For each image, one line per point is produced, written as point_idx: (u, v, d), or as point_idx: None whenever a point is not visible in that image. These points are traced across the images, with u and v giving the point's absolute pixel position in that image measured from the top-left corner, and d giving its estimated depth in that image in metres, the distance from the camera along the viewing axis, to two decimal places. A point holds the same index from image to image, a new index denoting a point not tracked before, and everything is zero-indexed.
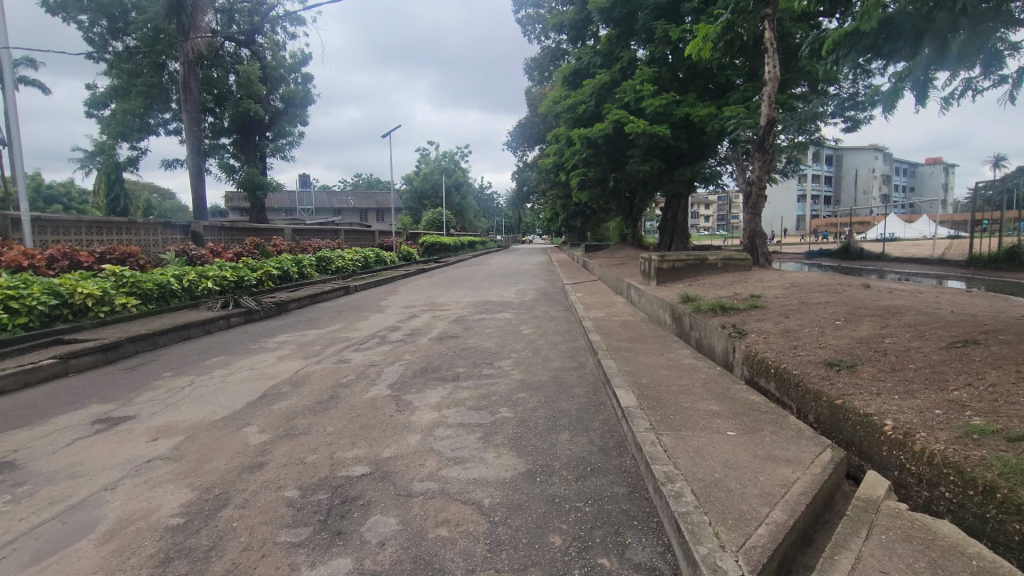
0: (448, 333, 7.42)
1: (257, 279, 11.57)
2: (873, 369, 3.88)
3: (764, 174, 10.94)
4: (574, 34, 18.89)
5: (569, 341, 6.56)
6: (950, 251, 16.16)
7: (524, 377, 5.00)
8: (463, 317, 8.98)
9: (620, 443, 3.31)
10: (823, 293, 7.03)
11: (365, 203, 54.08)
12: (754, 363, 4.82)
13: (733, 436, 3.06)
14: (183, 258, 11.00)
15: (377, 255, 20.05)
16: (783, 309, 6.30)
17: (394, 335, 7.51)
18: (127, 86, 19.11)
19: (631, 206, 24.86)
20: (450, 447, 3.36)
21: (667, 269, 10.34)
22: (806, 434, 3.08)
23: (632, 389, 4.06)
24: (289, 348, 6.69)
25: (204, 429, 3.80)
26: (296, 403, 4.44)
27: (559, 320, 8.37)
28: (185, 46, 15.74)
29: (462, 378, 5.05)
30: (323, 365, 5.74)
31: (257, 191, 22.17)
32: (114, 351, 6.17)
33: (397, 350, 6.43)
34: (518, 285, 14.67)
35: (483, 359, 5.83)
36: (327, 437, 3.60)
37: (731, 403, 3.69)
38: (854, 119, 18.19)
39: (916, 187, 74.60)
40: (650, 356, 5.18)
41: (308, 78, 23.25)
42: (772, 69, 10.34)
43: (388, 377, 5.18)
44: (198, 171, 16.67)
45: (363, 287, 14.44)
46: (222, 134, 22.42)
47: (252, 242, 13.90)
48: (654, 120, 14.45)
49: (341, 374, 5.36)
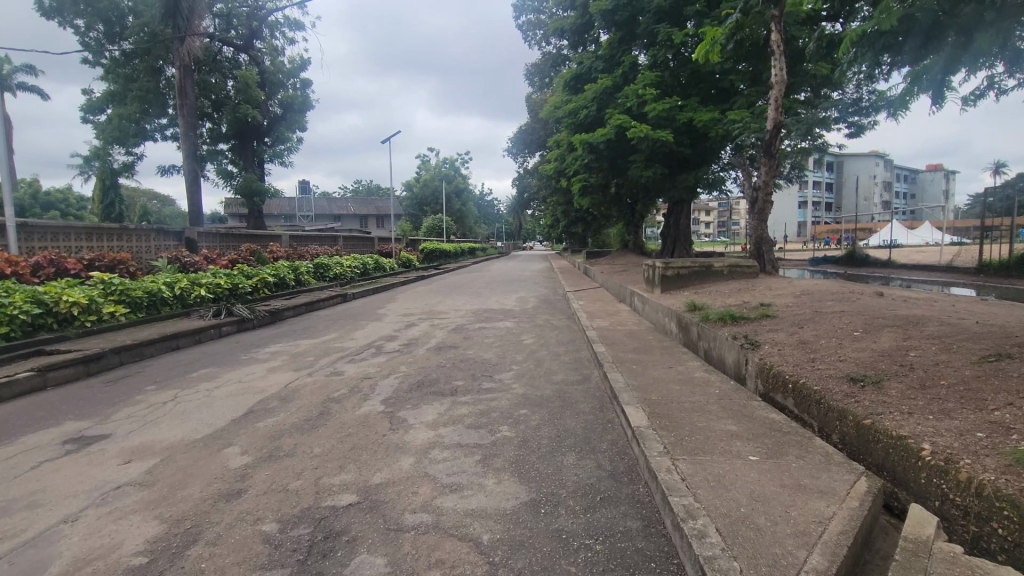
0: (447, 344, 7.15)
1: (252, 286, 11.32)
2: (902, 386, 3.61)
3: (771, 180, 10.72)
4: (575, 38, 18.70)
5: (572, 352, 6.29)
6: (958, 257, 15.86)
7: (526, 392, 4.73)
8: (463, 326, 8.71)
9: (631, 468, 3.04)
10: (836, 302, 6.76)
11: (364, 209, 53.90)
12: (770, 377, 4.56)
13: (755, 462, 2.79)
14: (176, 265, 10.76)
15: (375, 261, 19.79)
16: (796, 319, 6.03)
17: (390, 345, 7.24)
18: (124, 90, 18.98)
19: (633, 212, 24.64)
20: (446, 472, 3.08)
21: (671, 276, 10.11)
22: (836, 460, 2.81)
23: (642, 407, 3.79)
24: (281, 360, 6.42)
25: (180, 451, 3.53)
26: (283, 420, 4.16)
27: (562, 329, 8.11)
28: (181, 50, 15.55)
29: (460, 393, 4.77)
30: (315, 378, 5.47)
31: (255, 197, 21.95)
32: (97, 362, 5.91)
33: (394, 361, 6.16)
34: (518, 293, 14.41)
35: (483, 372, 5.56)
36: (313, 460, 3.32)
37: (749, 422, 3.42)
38: (858, 124, 17.97)
39: (918, 194, 74.38)
40: (659, 369, 4.92)
41: (306, 83, 23.08)
42: (778, 71, 10.13)
43: (382, 392, 4.91)
44: (195, 177, 16.45)
45: (361, 294, 14.18)
46: (220, 140, 22.20)
47: (248, 248, 13.67)
48: (655, 124, 14.26)
49: (333, 388, 5.08)
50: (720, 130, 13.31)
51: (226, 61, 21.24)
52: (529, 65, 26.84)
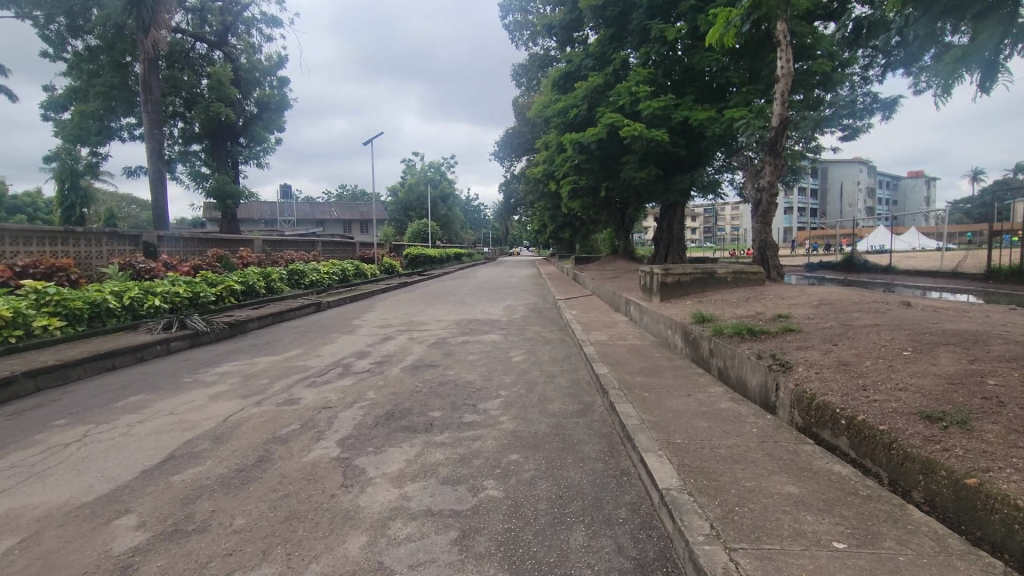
0: (425, 362, 6.25)
1: (215, 295, 10.39)
2: (999, 428, 2.83)
3: (775, 180, 10.06)
4: (565, 35, 17.86)
5: (569, 373, 5.46)
6: (963, 263, 15.22)
7: (517, 428, 3.87)
8: (445, 339, 7.82)
9: (665, 557, 2.22)
10: (865, 313, 6.01)
11: (347, 214, 52.86)
12: (813, 410, 3.78)
13: (846, 555, 1.97)
14: (128, 272, 9.78)
15: (355, 267, 18.85)
16: (825, 333, 5.26)
17: (360, 364, 6.33)
18: (87, 87, 17.88)
19: (623, 216, 23.93)
20: (408, 562, 2.23)
21: (671, 284, 9.31)
22: (956, 549, 2.00)
23: (667, 454, 2.97)
24: (230, 383, 5.50)
25: (53, 525, 2.62)
26: (207, 472, 3.27)
27: (556, 344, 7.27)
28: (144, 43, 14.48)
29: (436, 430, 3.89)
30: (263, 409, 4.56)
31: (228, 201, 20.84)
32: (4, 390, 4.94)
33: (361, 386, 5.27)
34: (505, 301, 13.56)
35: (465, 400, 4.67)
36: (230, 541, 2.44)
37: (812, 481, 2.61)
38: (852, 127, 17.48)
39: (900, 200, 75.03)
40: (675, 397, 4.10)
41: (284, 81, 22.07)
42: (785, 63, 9.46)
43: (340, 428, 4.00)
44: (161, 178, 15.36)
45: (337, 304, 13.25)
46: (192, 140, 21.09)
47: (215, 254, 12.67)
48: (650, 123, 13.55)
49: (281, 423, 4.17)
50: (719, 129, 12.60)
51: (198, 57, 20.13)
52: (516, 65, 26.02)
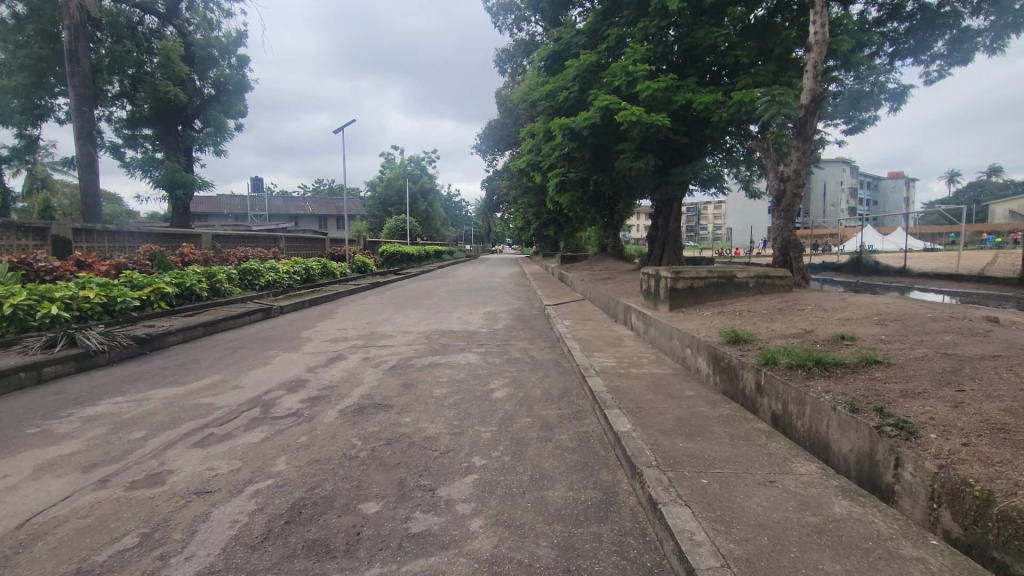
0: (375, 401, 4.59)
1: (138, 299, 8.66)
2: None
3: (803, 168, 8.62)
4: (552, 15, 16.09)
5: (571, 427, 3.84)
6: (991, 265, 13.77)
7: (500, 554, 2.28)
8: (408, 361, 6.17)
9: None
10: (962, 338, 4.49)
11: (323, 210, 50.78)
12: (990, 520, 2.26)
13: None
14: (23, 271, 7.98)
15: (322, 266, 17.05)
16: (931, 369, 3.75)
17: (287, 402, 4.65)
18: (13, 60, 15.87)
19: (613, 213, 22.42)
20: None
21: (683, 289, 7.78)
22: None
23: None
24: (84, 440, 3.79)
25: None
26: None
27: (549, 371, 5.66)
28: (69, 6, 12.58)
29: (362, 557, 2.29)
30: (100, 497, 2.89)
31: (178, 190, 18.83)
32: None
33: (273, 445, 3.61)
34: (486, 307, 11.89)
35: (419, 478, 3.05)
36: None
37: None
38: (858, 119, 15.79)
39: (882, 201, 74.85)
40: (752, 490, 2.57)
41: (245, 60, 20.21)
42: (818, 30, 8.06)
43: (204, 548, 2.38)
44: (90, 162, 13.44)
45: (292, 309, 11.49)
46: (141, 124, 19.11)
47: (145, 250, 10.83)
48: (648, 108, 12.01)
49: (111, 534, 2.52)
50: (726, 114, 11.09)
51: (147, 33, 18.33)
52: (498, 52, 24.17)
